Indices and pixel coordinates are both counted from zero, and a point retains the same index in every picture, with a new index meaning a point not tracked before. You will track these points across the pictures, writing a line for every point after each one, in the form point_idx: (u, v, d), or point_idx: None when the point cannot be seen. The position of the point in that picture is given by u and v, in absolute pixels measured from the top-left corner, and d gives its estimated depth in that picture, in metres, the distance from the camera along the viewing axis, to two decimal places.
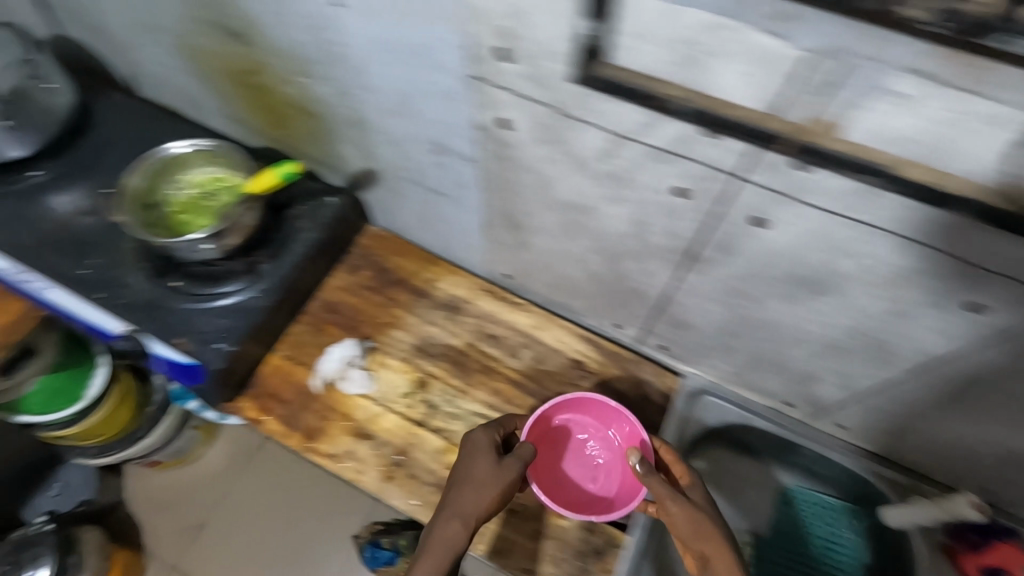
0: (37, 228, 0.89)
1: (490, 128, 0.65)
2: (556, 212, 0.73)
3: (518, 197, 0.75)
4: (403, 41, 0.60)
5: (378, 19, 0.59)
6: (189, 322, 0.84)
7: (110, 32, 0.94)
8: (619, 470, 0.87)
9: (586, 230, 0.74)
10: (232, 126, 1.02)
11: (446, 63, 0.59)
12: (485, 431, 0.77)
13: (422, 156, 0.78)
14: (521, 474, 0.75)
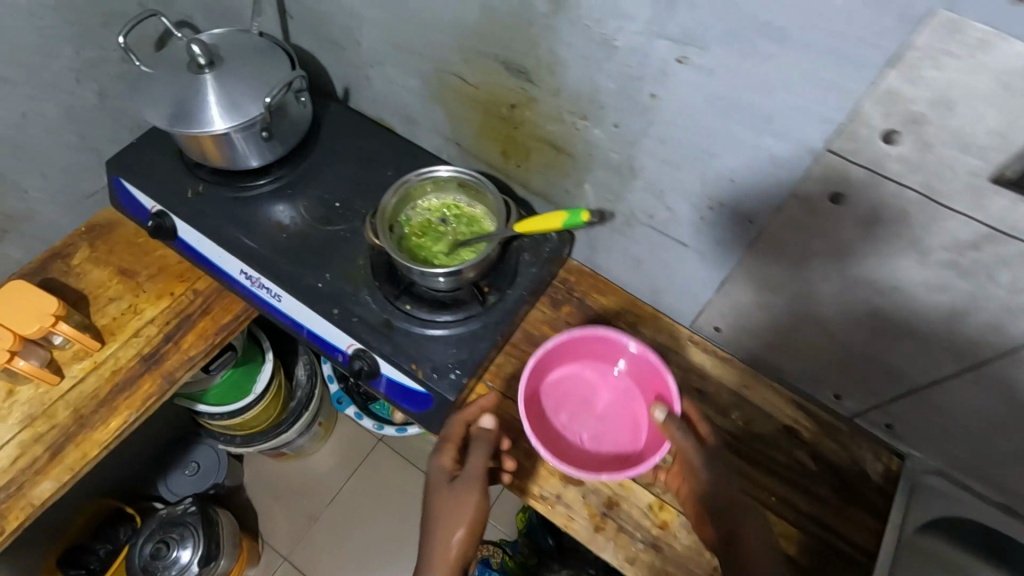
0: (277, 241, 0.89)
1: (809, 197, 0.62)
2: (834, 285, 0.70)
3: (792, 262, 0.71)
4: (755, 104, 0.58)
5: (735, 80, 0.57)
6: (422, 351, 0.83)
7: (352, 47, 0.94)
8: (598, 419, 0.84)
9: (862, 304, 0.70)
10: (444, 147, 1.01)
11: (805, 133, 0.57)
12: (438, 461, 0.77)
13: (686, 208, 0.76)
14: (477, 478, 0.74)
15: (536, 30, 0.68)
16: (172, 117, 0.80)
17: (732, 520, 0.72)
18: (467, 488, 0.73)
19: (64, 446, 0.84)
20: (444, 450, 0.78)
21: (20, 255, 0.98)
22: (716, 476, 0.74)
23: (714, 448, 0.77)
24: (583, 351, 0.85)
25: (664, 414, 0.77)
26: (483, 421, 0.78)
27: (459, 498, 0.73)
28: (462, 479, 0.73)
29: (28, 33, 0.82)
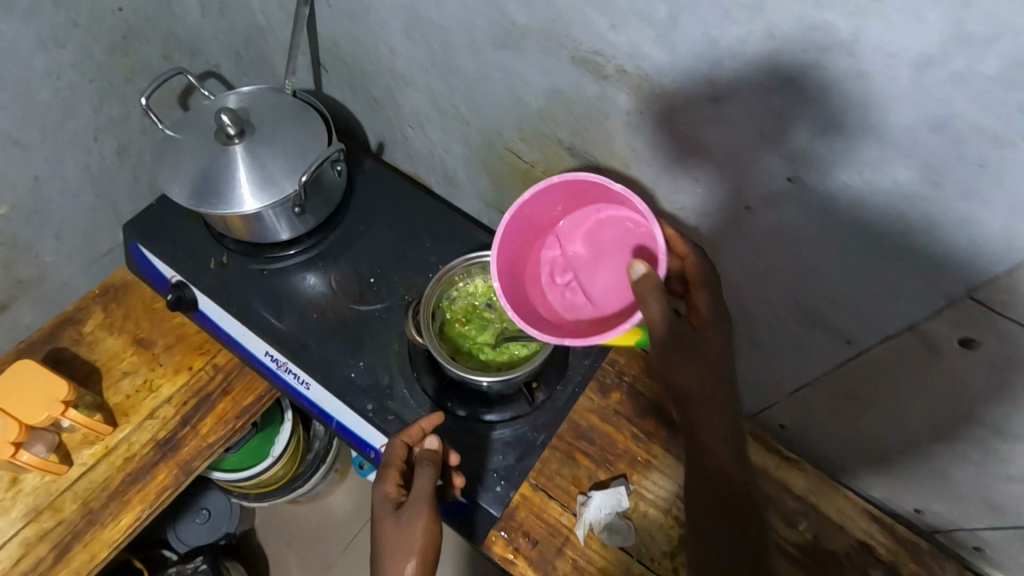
0: (308, 323, 0.82)
1: (933, 327, 0.52)
2: (937, 415, 0.61)
3: (893, 381, 0.61)
4: (872, 228, 0.49)
5: (851, 197, 0.48)
6: (463, 457, 0.76)
7: (390, 106, 0.85)
8: (586, 230, 0.63)
9: (976, 435, 0.59)
10: (485, 210, 0.91)
11: (933, 265, 0.47)
12: (381, 490, 0.67)
13: (768, 312, 0.66)
14: (425, 492, 0.65)
15: (616, 123, 0.59)
16: (195, 194, 0.73)
17: (721, 330, 0.59)
18: (414, 510, 0.63)
19: (71, 546, 0.77)
20: (388, 475, 0.68)
21: (31, 320, 0.91)
22: (715, 354, 0.58)
23: (710, 328, 0.59)
24: (542, 205, 0.62)
25: (644, 268, 0.53)
26: (427, 441, 0.69)
27: (406, 523, 0.63)
28: (410, 502, 0.64)
29: (43, 95, 0.75)
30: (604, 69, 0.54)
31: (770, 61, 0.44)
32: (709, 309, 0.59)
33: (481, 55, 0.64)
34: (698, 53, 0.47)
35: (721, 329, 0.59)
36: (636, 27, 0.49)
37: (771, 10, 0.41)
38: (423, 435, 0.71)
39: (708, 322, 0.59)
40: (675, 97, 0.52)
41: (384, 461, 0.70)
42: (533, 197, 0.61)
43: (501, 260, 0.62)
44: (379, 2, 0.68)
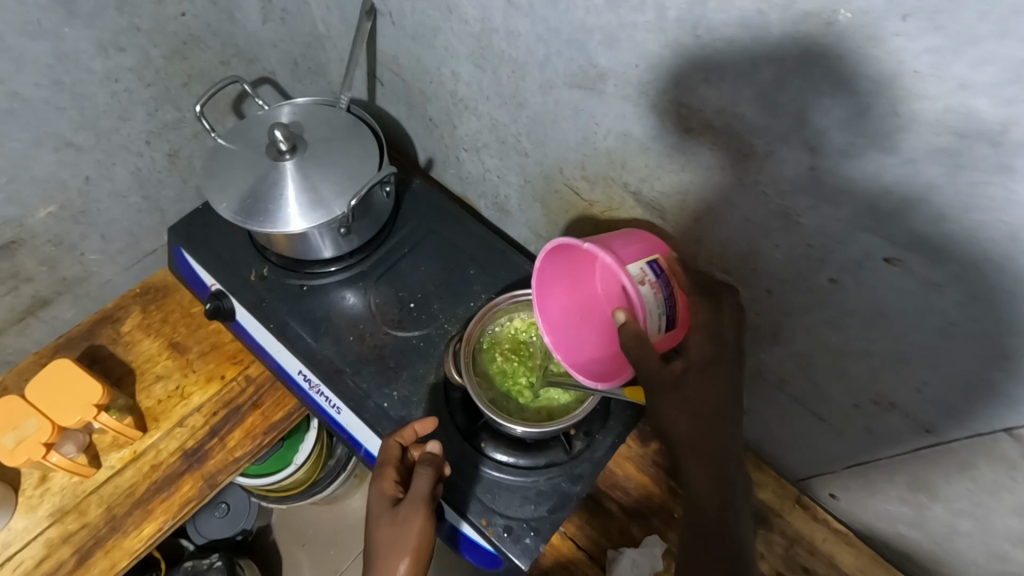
0: (345, 345, 0.80)
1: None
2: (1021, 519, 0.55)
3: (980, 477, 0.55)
4: (993, 319, 0.42)
5: (969, 281, 0.42)
6: (492, 502, 0.71)
7: (445, 128, 0.82)
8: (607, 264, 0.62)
9: None
10: (534, 240, 0.88)
11: None
12: (377, 488, 0.64)
13: (839, 386, 0.60)
14: (426, 493, 0.62)
15: (693, 177, 0.54)
16: (242, 209, 0.71)
17: (716, 373, 0.57)
18: (411, 513, 0.61)
19: (92, 552, 0.76)
20: (384, 472, 0.65)
21: (71, 315, 0.91)
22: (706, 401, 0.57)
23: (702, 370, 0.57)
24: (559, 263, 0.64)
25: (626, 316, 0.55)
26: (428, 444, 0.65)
27: (403, 526, 0.61)
28: (407, 504, 0.61)
29: (101, 98, 0.74)
30: (687, 121, 0.50)
31: (890, 138, 0.38)
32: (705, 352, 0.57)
33: (551, 91, 0.60)
34: (802, 120, 0.42)
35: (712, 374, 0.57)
36: (731, 84, 0.44)
37: (900, 84, 0.36)
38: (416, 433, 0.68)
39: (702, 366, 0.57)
40: (767, 161, 0.47)
41: (379, 458, 0.67)
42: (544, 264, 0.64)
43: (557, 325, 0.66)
44: (448, 27, 0.65)
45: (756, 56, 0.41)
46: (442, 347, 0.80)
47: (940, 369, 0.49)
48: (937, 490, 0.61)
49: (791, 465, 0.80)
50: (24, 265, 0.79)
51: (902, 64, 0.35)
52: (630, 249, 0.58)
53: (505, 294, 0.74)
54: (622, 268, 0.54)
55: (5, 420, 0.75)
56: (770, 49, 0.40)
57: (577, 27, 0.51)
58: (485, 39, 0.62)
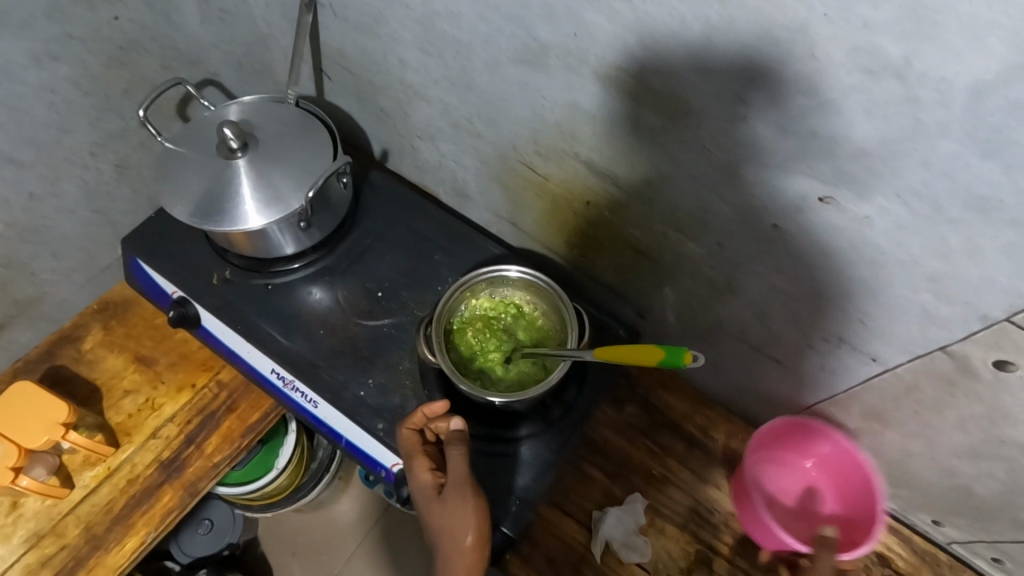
0: (316, 340, 0.80)
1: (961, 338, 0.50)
2: (963, 433, 0.59)
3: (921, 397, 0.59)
4: (913, 242, 0.46)
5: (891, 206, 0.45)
6: (476, 476, 0.73)
7: (398, 117, 0.83)
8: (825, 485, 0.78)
9: (1001, 450, 0.58)
10: (495, 223, 0.89)
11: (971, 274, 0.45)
12: (417, 480, 0.63)
13: (791, 327, 0.64)
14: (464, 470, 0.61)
15: (640, 141, 0.57)
16: (199, 211, 0.71)
17: None
18: (458, 497, 0.60)
19: (75, 573, 0.75)
20: (418, 464, 0.64)
21: (28, 338, 0.88)
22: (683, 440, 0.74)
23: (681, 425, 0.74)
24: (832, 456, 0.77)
25: None
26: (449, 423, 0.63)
27: (455, 509, 0.60)
28: (450, 488, 0.60)
29: (38, 110, 0.72)
30: (628, 85, 0.52)
31: (810, 83, 0.42)
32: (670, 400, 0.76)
33: (498, 69, 0.62)
34: (731, 73, 0.45)
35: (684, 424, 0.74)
36: (665, 45, 0.47)
37: (813, 30, 0.39)
38: (430, 415, 0.65)
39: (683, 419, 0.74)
40: (705, 117, 0.49)
41: (406, 455, 0.65)
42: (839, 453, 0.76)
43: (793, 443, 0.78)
44: (391, 14, 0.66)
45: (685, 17, 0.44)
46: (414, 332, 0.81)
47: (879, 299, 0.53)
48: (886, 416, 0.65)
49: (757, 414, 0.85)
50: None
51: (812, 10, 0.38)
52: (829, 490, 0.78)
53: (472, 274, 0.75)
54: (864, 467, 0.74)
55: None
56: (695, 8, 0.43)
57: (516, 3, 0.53)
58: (428, 22, 0.63)
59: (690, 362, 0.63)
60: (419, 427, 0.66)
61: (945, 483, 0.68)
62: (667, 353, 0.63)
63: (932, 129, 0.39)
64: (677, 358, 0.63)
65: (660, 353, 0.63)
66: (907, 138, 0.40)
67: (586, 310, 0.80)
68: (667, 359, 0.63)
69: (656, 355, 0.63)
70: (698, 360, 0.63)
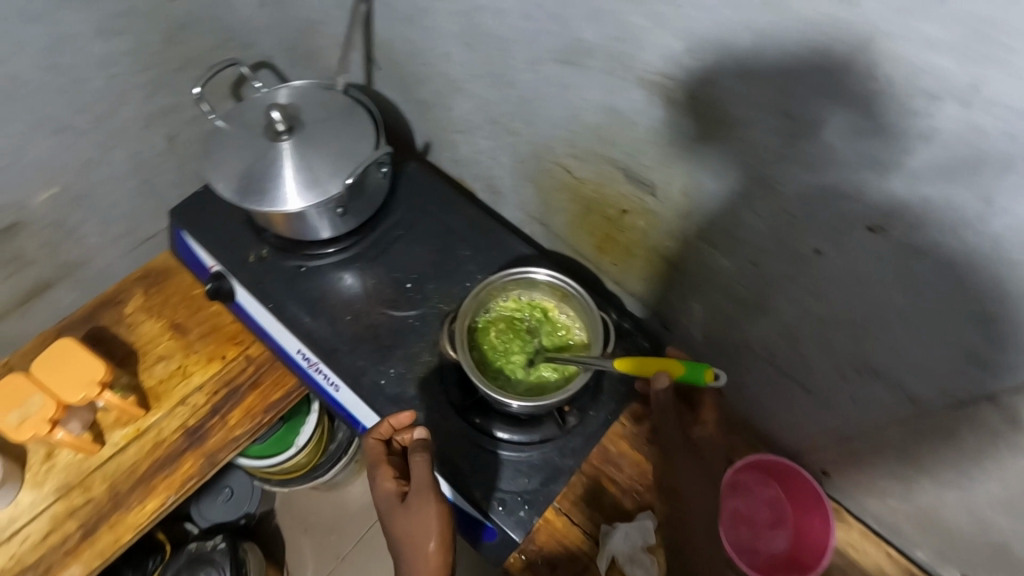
0: (341, 325, 0.81)
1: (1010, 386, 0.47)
2: (1001, 485, 0.56)
3: (958, 443, 0.56)
4: (966, 279, 0.43)
5: (943, 239, 0.42)
6: (487, 476, 0.72)
7: (440, 110, 0.84)
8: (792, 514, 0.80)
9: None
10: (527, 223, 0.89)
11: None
12: (381, 489, 0.64)
13: (823, 356, 0.61)
14: (429, 476, 0.63)
15: (678, 150, 0.55)
16: (240, 189, 0.73)
17: None
18: (423, 501, 0.62)
19: (97, 526, 0.78)
20: (382, 472, 0.65)
21: (74, 298, 0.93)
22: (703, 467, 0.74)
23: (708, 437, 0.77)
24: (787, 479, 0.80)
25: None
26: (414, 433, 0.67)
27: (419, 513, 0.61)
28: (415, 492, 0.62)
29: (99, 81, 0.75)
30: (671, 93, 0.51)
31: (868, 103, 0.39)
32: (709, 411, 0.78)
33: (539, 68, 0.61)
34: (782, 88, 0.43)
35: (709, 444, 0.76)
36: (712, 54, 0.45)
37: (876, 48, 0.37)
38: (396, 426, 0.68)
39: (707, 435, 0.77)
40: (748, 131, 0.48)
41: (369, 465, 0.66)
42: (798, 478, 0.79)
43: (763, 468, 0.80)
44: (438, 7, 0.66)
45: (734, 26, 0.42)
46: (437, 326, 0.81)
47: (922, 335, 0.50)
48: (920, 459, 0.62)
49: (780, 442, 0.82)
50: (27, 247, 0.81)
51: (876, 27, 0.36)
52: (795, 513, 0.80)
53: (501, 274, 0.74)
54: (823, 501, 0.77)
55: (11, 398, 0.77)
56: (747, 17, 0.41)
57: (562, 2, 0.53)
58: (474, 18, 0.63)
59: (711, 380, 0.61)
60: (384, 437, 0.68)
61: (978, 537, 0.64)
62: (688, 368, 0.62)
63: (998, 163, 0.36)
64: (699, 374, 0.61)
65: (680, 369, 0.62)
66: (968, 169, 0.38)
67: (613, 320, 0.80)
68: (687, 375, 0.62)
69: (676, 370, 0.62)
70: (721, 378, 0.61)
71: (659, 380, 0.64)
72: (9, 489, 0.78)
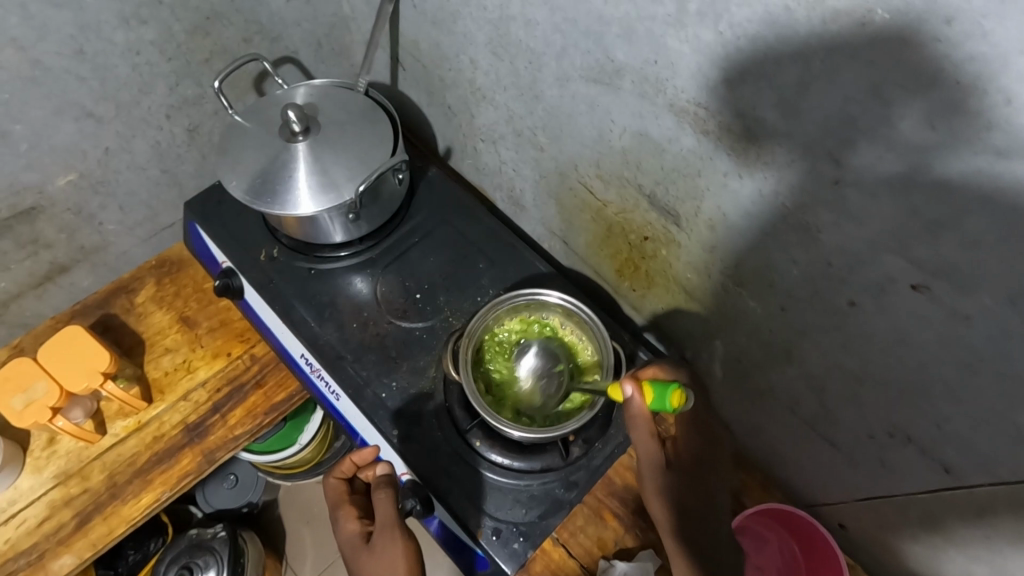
0: (348, 332, 0.79)
1: None
2: None
3: (996, 522, 0.51)
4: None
5: (1002, 311, 0.38)
6: (483, 503, 0.70)
7: (464, 117, 0.80)
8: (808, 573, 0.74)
9: None
10: (547, 238, 0.85)
11: None
12: (344, 530, 0.65)
13: (853, 412, 0.57)
14: (392, 511, 0.65)
15: (707, 183, 0.52)
16: (252, 189, 0.71)
17: None
18: (386, 538, 0.62)
19: (92, 517, 0.78)
20: (345, 513, 0.67)
21: (89, 283, 0.93)
22: (685, 501, 0.62)
23: (690, 468, 0.64)
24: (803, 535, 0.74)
25: None
26: (377, 469, 0.70)
27: (383, 552, 0.62)
28: (379, 531, 0.63)
29: (122, 70, 0.74)
30: (706, 123, 0.47)
31: (922, 155, 0.35)
32: (692, 444, 0.66)
33: (567, 84, 0.58)
34: (825, 128, 0.39)
35: (701, 478, 0.64)
36: (752, 86, 0.41)
37: (938, 94, 0.32)
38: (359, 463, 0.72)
39: (694, 469, 0.64)
40: (786, 171, 0.44)
41: (331, 507, 0.68)
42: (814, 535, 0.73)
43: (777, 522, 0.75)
44: (467, 12, 0.63)
45: (780, 58, 0.38)
46: (445, 340, 0.79)
47: (965, 407, 0.45)
48: (950, 532, 0.57)
49: (798, 490, 0.77)
50: (44, 232, 0.81)
51: (941, 72, 0.31)
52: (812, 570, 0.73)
53: (514, 297, 0.71)
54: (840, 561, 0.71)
55: (16, 382, 0.77)
56: (796, 49, 0.37)
57: (595, 18, 0.49)
58: (503, 27, 0.60)
59: (680, 405, 0.56)
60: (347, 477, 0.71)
61: None
62: (656, 390, 0.57)
63: None
64: (666, 399, 0.57)
65: (648, 395, 0.58)
66: None
67: (629, 348, 0.76)
68: (655, 401, 0.57)
69: (646, 396, 0.58)
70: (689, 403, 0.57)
71: (625, 391, 0.59)
72: (9, 473, 0.78)
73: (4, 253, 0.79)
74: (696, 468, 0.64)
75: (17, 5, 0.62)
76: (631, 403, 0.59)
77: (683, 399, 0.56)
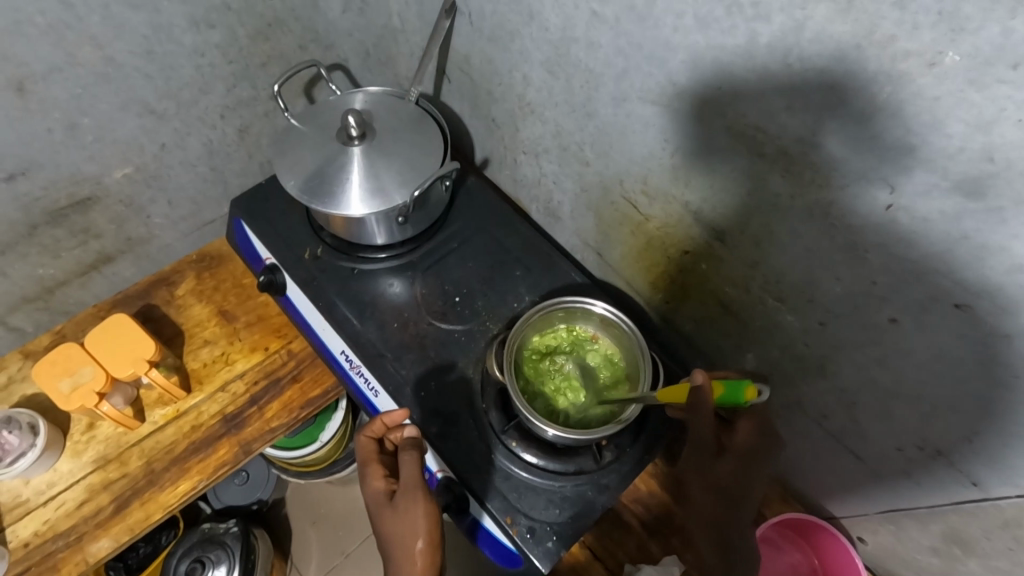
0: (388, 331, 0.82)
1: None
2: None
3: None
4: None
5: None
6: (517, 502, 0.72)
7: (508, 130, 0.84)
8: (826, 561, 0.80)
9: None
10: (582, 250, 0.88)
11: None
12: (370, 487, 0.68)
13: (883, 426, 0.60)
14: (416, 475, 0.66)
15: (756, 202, 0.55)
16: (308, 189, 0.74)
17: None
18: (410, 499, 0.65)
19: (129, 502, 0.79)
20: (372, 471, 0.69)
21: (130, 274, 0.95)
22: (729, 485, 0.67)
23: (743, 455, 0.66)
24: (818, 535, 0.79)
25: None
26: (405, 432, 0.70)
27: (407, 512, 0.65)
28: (403, 492, 0.66)
29: (186, 70, 0.77)
30: (763, 146, 0.50)
31: (977, 185, 0.38)
32: (750, 436, 0.66)
33: (624, 104, 0.62)
34: (885, 156, 0.42)
35: (751, 465, 0.67)
36: (813, 113, 0.44)
37: (998, 131, 0.36)
38: (388, 424, 0.72)
39: (747, 458, 0.66)
40: (838, 193, 0.47)
41: (360, 463, 0.70)
42: (827, 534, 0.78)
43: (791, 523, 0.80)
44: (528, 32, 0.67)
45: (845, 90, 0.42)
46: (482, 343, 0.81)
47: (997, 422, 0.49)
48: (973, 542, 0.60)
49: (818, 503, 0.80)
50: (95, 222, 0.84)
51: (1003, 111, 0.35)
52: (828, 560, 0.79)
53: (595, 306, 0.74)
54: (854, 553, 0.76)
55: (63, 366, 0.78)
56: (861, 82, 0.40)
57: (661, 44, 0.53)
58: (563, 47, 0.63)
59: (753, 399, 0.57)
60: (377, 437, 0.72)
61: None
62: (727, 388, 0.58)
63: None
64: (738, 393, 0.58)
65: (718, 389, 0.59)
66: None
67: (660, 357, 0.78)
68: (727, 396, 0.58)
69: (715, 390, 0.59)
70: (763, 395, 0.57)
71: (694, 380, 0.61)
72: (49, 455, 0.80)
73: (57, 240, 0.82)
74: (749, 457, 0.66)
75: (100, 5, 0.65)
76: (699, 392, 0.61)
77: (757, 393, 0.57)
